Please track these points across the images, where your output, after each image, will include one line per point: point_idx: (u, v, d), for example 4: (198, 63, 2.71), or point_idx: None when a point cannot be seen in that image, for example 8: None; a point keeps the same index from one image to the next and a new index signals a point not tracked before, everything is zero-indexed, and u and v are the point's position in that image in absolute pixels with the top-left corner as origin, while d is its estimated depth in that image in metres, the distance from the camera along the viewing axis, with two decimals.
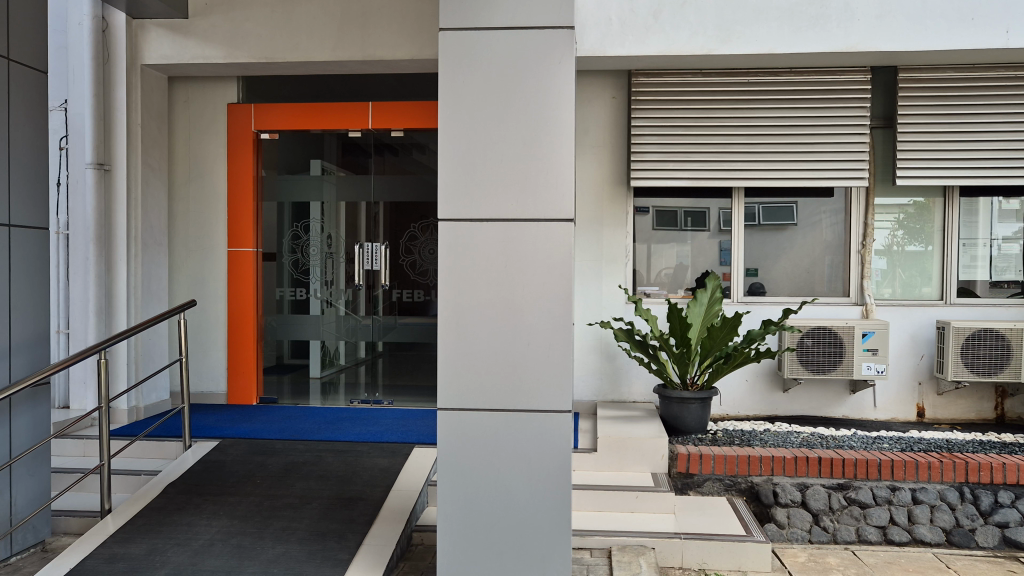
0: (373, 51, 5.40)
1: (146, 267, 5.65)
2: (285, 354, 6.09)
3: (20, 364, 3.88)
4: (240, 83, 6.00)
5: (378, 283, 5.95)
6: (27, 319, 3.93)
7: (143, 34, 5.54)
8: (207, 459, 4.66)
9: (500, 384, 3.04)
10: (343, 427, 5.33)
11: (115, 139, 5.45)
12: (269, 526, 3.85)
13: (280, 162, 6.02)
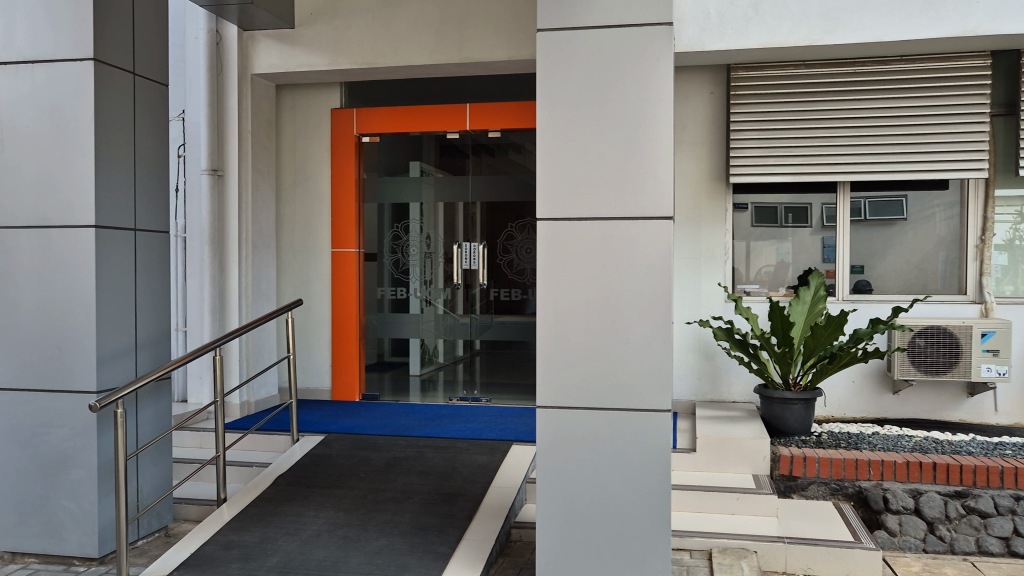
0: (471, 53, 5.47)
1: (257, 268, 5.90)
2: (386, 351, 6.25)
3: (145, 360, 4.12)
4: (342, 88, 6.18)
5: (476, 282, 6.03)
6: (151, 317, 4.17)
7: (253, 44, 5.79)
8: (314, 453, 4.83)
9: (599, 382, 3.04)
10: (443, 423, 5.43)
11: (227, 145, 5.71)
12: (373, 518, 3.96)
13: (381, 164, 6.18)
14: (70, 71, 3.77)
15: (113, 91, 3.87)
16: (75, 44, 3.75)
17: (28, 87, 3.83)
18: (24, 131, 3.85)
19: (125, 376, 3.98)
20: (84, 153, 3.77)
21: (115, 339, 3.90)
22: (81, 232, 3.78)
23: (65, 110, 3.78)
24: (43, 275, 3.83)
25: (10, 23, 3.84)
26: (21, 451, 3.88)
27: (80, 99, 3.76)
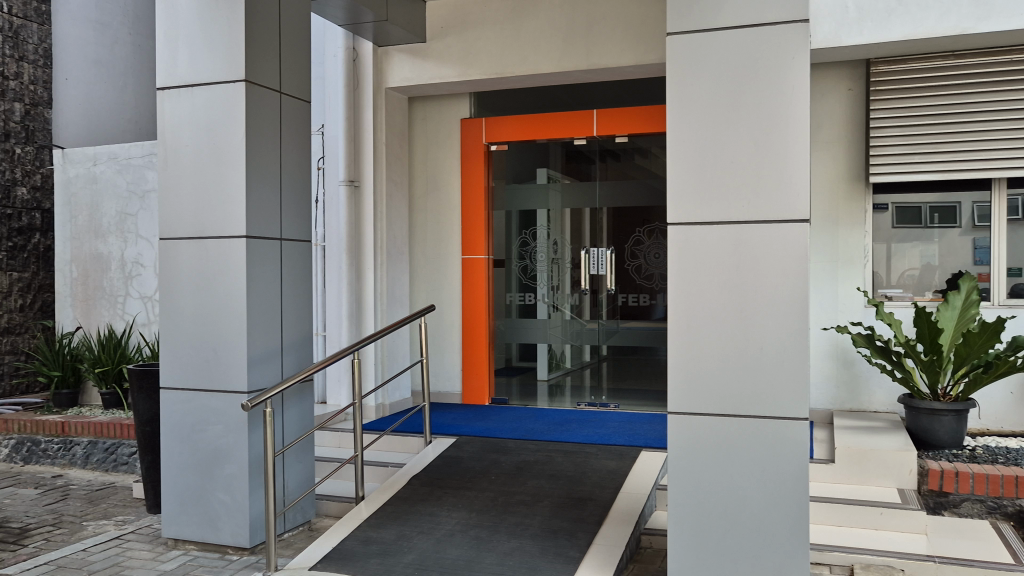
0: (598, 59, 5.49)
1: (391, 274, 6.12)
2: (513, 356, 6.33)
3: (290, 363, 4.36)
4: (471, 98, 6.32)
5: (604, 287, 6.03)
6: (295, 321, 4.40)
7: (388, 60, 6.03)
8: (446, 455, 4.96)
9: (733, 389, 2.98)
10: (571, 428, 5.45)
11: (364, 157, 5.96)
12: (504, 520, 4.03)
13: (509, 172, 6.28)
14: (225, 92, 4.04)
15: (262, 109, 4.13)
16: (229, 67, 4.02)
17: (188, 108, 4.14)
18: (184, 149, 4.15)
19: (273, 378, 4.22)
20: (236, 169, 4.03)
21: (264, 342, 4.15)
22: (234, 242, 4.04)
23: (220, 128, 4.06)
24: (201, 282, 4.12)
25: (173, 50, 4.16)
26: (181, 446, 4.19)
27: (233, 118, 4.03)
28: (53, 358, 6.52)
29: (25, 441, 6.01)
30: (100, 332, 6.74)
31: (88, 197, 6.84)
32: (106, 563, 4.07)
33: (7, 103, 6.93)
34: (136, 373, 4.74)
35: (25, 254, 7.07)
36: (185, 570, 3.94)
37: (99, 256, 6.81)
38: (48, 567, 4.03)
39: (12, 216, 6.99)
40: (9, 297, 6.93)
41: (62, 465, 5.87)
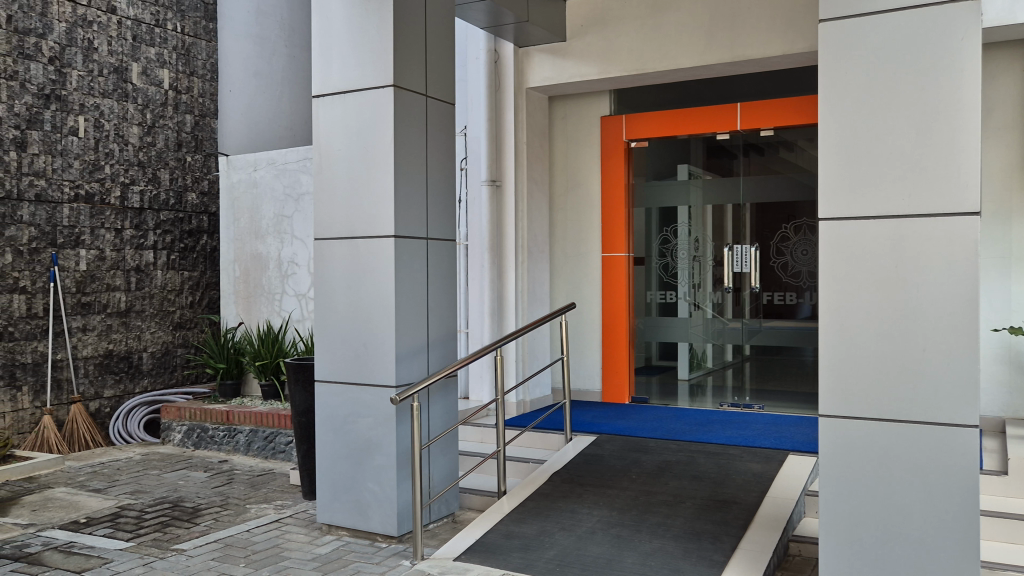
0: (743, 50, 5.34)
1: (531, 272, 6.20)
2: (653, 355, 6.26)
3: (436, 359, 4.49)
4: (611, 95, 6.28)
5: (747, 285, 5.85)
6: (440, 318, 4.53)
7: (528, 60, 6.09)
8: (587, 453, 4.96)
9: (891, 392, 2.83)
10: (714, 429, 5.33)
11: (505, 157, 6.06)
12: (646, 520, 3.99)
13: (649, 169, 6.22)
14: (374, 97, 4.21)
15: (409, 112, 4.27)
16: (379, 73, 4.19)
17: (340, 115, 4.33)
18: (337, 153, 4.34)
19: (420, 373, 4.37)
20: (385, 171, 4.19)
21: (411, 339, 4.29)
22: (383, 241, 4.20)
23: (370, 132, 4.23)
24: (352, 281, 4.31)
25: (327, 60, 4.37)
26: (334, 437, 4.40)
27: (382, 123, 4.19)
28: (219, 352, 7.04)
29: (195, 428, 6.49)
30: (261, 328, 7.17)
31: (250, 200, 7.30)
32: (267, 544, 4.33)
33: (180, 115, 7.51)
34: (293, 365, 5.02)
35: (195, 254, 7.65)
36: (338, 554, 4.14)
37: (259, 256, 7.25)
38: (216, 545, 4.33)
39: (184, 220, 7.56)
40: (182, 294, 7.51)
41: (227, 451, 6.30)
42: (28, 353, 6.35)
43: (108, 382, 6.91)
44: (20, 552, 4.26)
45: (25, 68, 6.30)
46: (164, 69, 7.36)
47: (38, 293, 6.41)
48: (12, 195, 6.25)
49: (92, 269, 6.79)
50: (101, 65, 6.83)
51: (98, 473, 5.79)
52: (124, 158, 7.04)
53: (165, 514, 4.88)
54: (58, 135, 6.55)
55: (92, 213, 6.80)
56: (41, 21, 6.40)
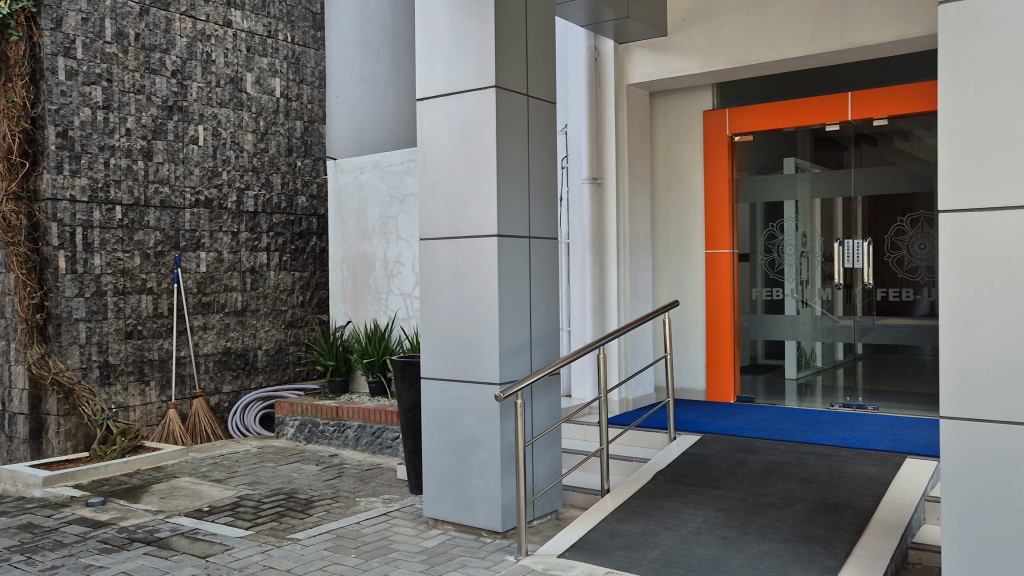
0: (854, 37, 5.15)
1: (633, 270, 6.16)
2: (759, 353, 6.12)
3: (538, 357, 4.53)
4: (714, 89, 6.17)
5: (859, 281, 5.63)
6: (543, 316, 4.56)
7: (629, 57, 6.05)
8: (691, 452, 4.90)
9: (1021, 393, 2.67)
10: (825, 430, 5.16)
11: (606, 155, 6.04)
12: (753, 522, 3.90)
13: (753, 163, 6.08)
14: (477, 98, 4.27)
15: (512, 112, 4.32)
16: (481, 74, 4.25)
17: (444, 116, 4.41)
18: (441, 154, 4.43)
19: (523, 370, 4.41)
20: (488, 172, 4.25)
21: (515, 337, 4.34)
22: (487, 241, 4.26)
23: (473, 134, 4.29)
24: (456, 281, 4.39)
25: (431, 64, 4.45)
26: (439, 433, 4.49)
27: (485, 123, 4.25)
28: (329, 350, 7.30)
29: (307, 423, 6.74)
30: (368, 326, 7.39)
31: (356, 202, 7.52)
32: (377, 536, 4.46)
33: (291, 121, 7.81)
34: (399, 363, 5.16)
35: (306, 255, 7.94)
36: (444, 547, 4.23)
37: (366, 256, 7.46)
38: (329, 535, 4.50)
39: (295, 222, 7.85)
40: (293, 294, 7.80)
41: (337, 445, 6.52)
42: (155, 350, 6.74)
43: (226, 378, 7.26)
44: (150, 536, 4.54)
45: (150, 82, 6.71)
46: (276, 78, 7.67)
47: (163, 294, 6.80)
48: (140, 202, 6.65)
49: (211, 271, 7.14)
50: (218, 76, 7.19)
51: (219, 464, 6.09)
52: (239, 165, 7.37)
53: (280, 504, 5.09)
54: (180, 144, 6.93)
55: (210, 218, 7.15)
56: (164, 37, 6.80)
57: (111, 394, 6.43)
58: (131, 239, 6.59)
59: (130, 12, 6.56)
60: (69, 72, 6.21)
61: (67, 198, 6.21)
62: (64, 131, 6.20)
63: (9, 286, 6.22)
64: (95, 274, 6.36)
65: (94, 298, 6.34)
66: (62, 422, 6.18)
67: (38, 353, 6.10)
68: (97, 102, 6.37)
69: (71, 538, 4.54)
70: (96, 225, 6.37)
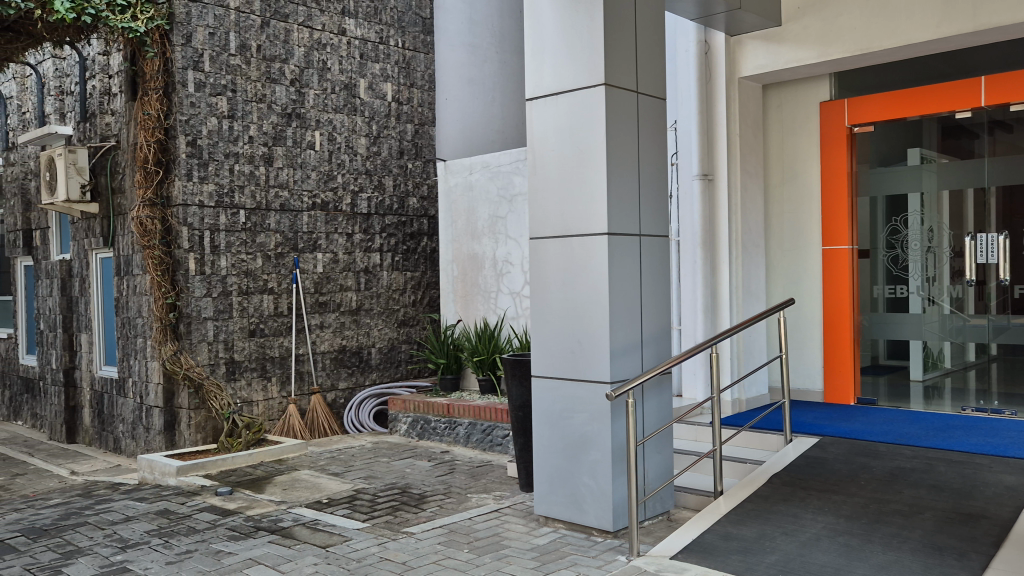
0: (987, 18, 4.84)
1: (746, 267, 6.02)
2: (881, 354, 5.85)
3: (649, 356, 4.48)
4: (832, 79, 5.94)
5: (992, 277, 5.32)
6: (654, 314, 4.52)
7: (741, 49, 5.92)
8: (808, 455, 4.74)
9: None
10: (955, 435, 4.89)
11: (717, 150, 5.91)
12: (878, 530, 3.74)
13: (875, 155, 5.83)
14: (586, 96, 4.27)
15: (622, 109, 4.30)
16: (591, 72, 4.24)
17: (553, 116, 4.43)
18: (551, 154, 4.44)
19: (634, 369, 4.38)
20: (598, 170, 4.24)
21: (625, 336, 4.31)
22: (597, 239, 4.25)
23: (583, 133, 4.29)
24: (567, 281, 4.39)
25: (540, 64, 4.47)
26: (550, 431, 4.50)
27: (594, 121, 4.24)
28: (439, 347, 7.46)
29: (419, 420, 6.89)
30: (477, 324, 7.49)
31: (466, 202, 7.62)
32: (488, 532, 4.52)
33: (402, 125, 8.01)
34: (510, 361, 5.20)
35: (417, 256, 8.13)
36: (555, 545, 4.24)
37: (475, 256, 7.57)
38: (442, 530, 4.59)
39: (406, 223, 8.05)
40: (405, 294, 8.01)
41: (448, 442, 6.63)
42: (276, 348, 7.03)
43: (342, 375, 7.51)
44: (274, 526, 4.75)
45: (271, 91, 7.01)
46: (388, 83, 7.89)
47: (284, 293, 7.09)
48: (262, 206, 6.96)
49: (327, 271, 7.41)
50: (334, 83, 7.45)
51: (336, 458, 6.31)
52: (353, 168, 7.61)
53: (395, 499, 5.23)
54: (299, 149, 7.21)
55: (327, 220, 7.41)
56: (284, 47, 7.09)
57: (237, 389, 6.76)
58: (254, 241, 6.90)
59: (253, 25, 6.88)
60: (198, 84, 6.56)
61: (197, 203, 6.56)
62: (194, 140, 6.55)
63: (146, 287, 6.64)
64: (221, 275, 6.69)
65: (220, 298, 6.67)
66: (193, 415, 6.53)
67: (171, 350, 6.48)
68: (223, 112, 6.71)
69: (203, 525, 4.80)
70: (222, 228, 6.70)
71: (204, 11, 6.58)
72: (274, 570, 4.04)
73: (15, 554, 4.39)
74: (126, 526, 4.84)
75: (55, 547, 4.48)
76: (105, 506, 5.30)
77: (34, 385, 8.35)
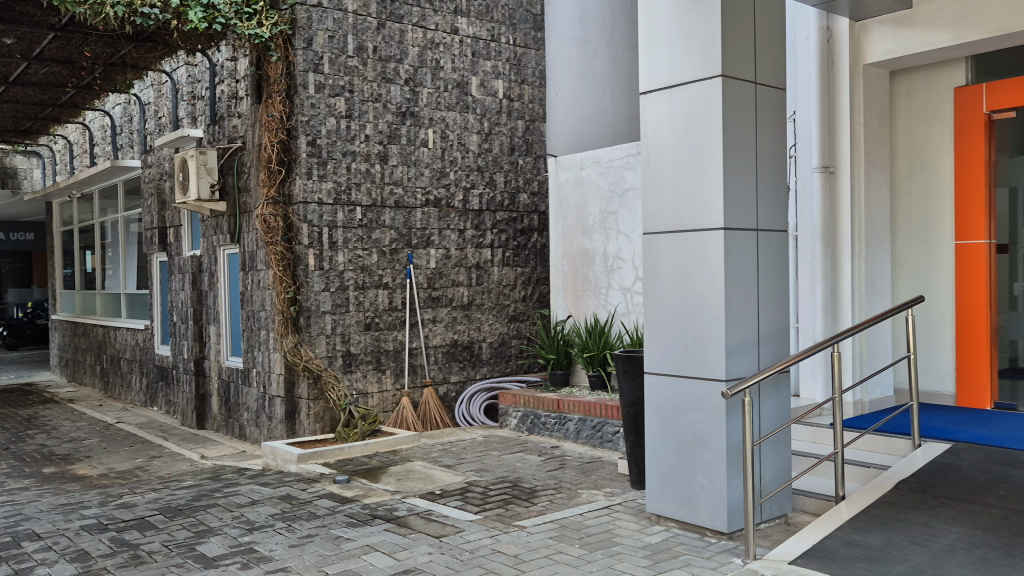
0: None
1: (870, 263, 5.75)
2: (1021, 356, 5.45)
3: (766, 354, 4.35)
4: (968, 63, 5.60)
5: None
6: (772, 311, 4.38)
7: (867, 34, 5.65)
8: (940, 461, 4.49)
9: None
10: None
11: (840, 141, 5.68)
12: (1019, 544, 3.50)
13: (1016, 143, 5.45)
14: (703, 88, 4.17)
15: (740, 100, 4.18)
16: (708, 63, 4.14)
17: (668, 109, 4.35)
18: (665, 148, 4.37)
19: (751, 368, 4.26)
20: (714, 163, 4.14)
21: (742, 333, 4.20)
22: (713, 235, 4.15)
23: (698, 126, 4.20)
24: (681, 277, 4.32)
25: (654, 56, 4.40)
26: (663, 428, 4.44)
27: (711, 113, 4.14)
28: (550, 343, 7.47)
29: (530, 414, 6.92)
30: (588, 321, 7.47)
31: (577, 198, 7.60)
32: (600, 528, 4.50)
33: (513, 121, 8.07)
34: (622, 357, 5.16)
35: (527, 251, 8.17)
36: (668, 545, 4.18)
37: (586, 252, 7.54)
38: (553, 524, 4.59)
39: (517, 219, 8.10)
40: (515, 289, 8.08)
41: (558, 437, 6.64)
42: (390, 341, 7.22)
43: (453, 368, 7.63)
44: (390, 514, 4.88)
45: (387, 90, 7.19)
46: (499, 80, 7.96)
47: (398, 288, 7.27)
48: (378, 202, 7.15)
49: (440, 267, 7.55)
50: (447, 82, 7.58)
51: (448, 450, 6.42)
52: (466, 165, 7.72)
53: (507, 492, 5.27)
54: (413, 147, 7.37)
55: (439, 216, 7.54)
56: (398, 48, 7.26)
57: (353, 381, 6.98)
58: (370, 237, 7.10)
59: (369, 27, 7.07)
60: (318, 86, 6.79)
61: (317, 200, 6.79)
62: (314, 140, 6.79)
63: (269, 282, 6.93)
64: (339, 270, 6.91)
65: (338, 292, 6.90)
66: (312, 405, 6.77)
67: (292, 342, 6.76)
68: (341, 112, 6.92)
69: (323, 511, 4.98)
70: (340, 225, 6.92)
71: (324, 15, 6.80)
72: (391, 556, 4.15)
73: (154, 531, 4.68)
74: (252, 509, 5.08)
75: (189, 526, 4.75)
76: (233, 490, 5.58)
77: (168, 373, 8.87)
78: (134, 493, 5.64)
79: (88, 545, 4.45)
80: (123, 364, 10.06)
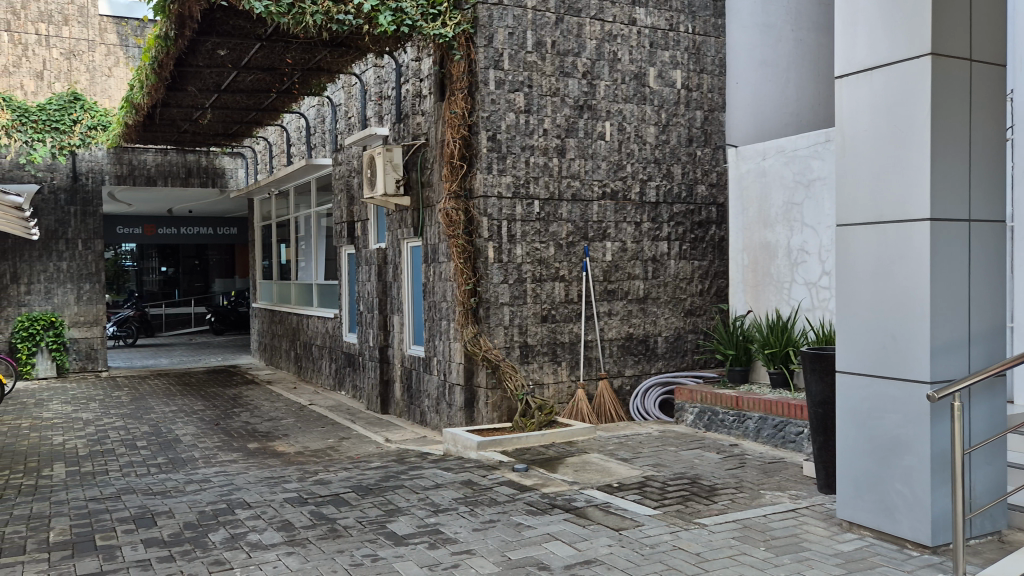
0: None
1: None
2: None
3: (978, 356, 4.01)
4: None
5: None
6: (985, 309, 4.03)
7: None
8: None
9: None
10: None
11: None
12: None
13: None
14: (908, 68, 3.90)
15: (951, 80, 3.88)
16: (915, 41, 3.86)
17: (867, 92, 4.10)
18: (864, 133, 4.12)
19: (960, 370, 3.94)
20: (920, 149, 3.86)
21: (951, 331, 3.90)
22: (918, 226, 3.87)
23: (903, 108, 3.93)
24: (880, 270, 4.05)
25: (853, 37, 4.16)
26: (858, 432, 4.19)
27: (918, 94, 3.86)
28: (728, 338, 7.27)
29: (708, 411, 6.76)
30: (771, 316, 7.22)
31: (759, 189, 7.35)
32: (786, 531, 4.33)
33: (691, 112, 7.89)
34: (809, 355, 4.94)
35: (704, 244, 7.98)
36: (862, 554, 3.95)
37: (769, 244, 7.27)
38: (736, 524, 4.47)
39: (695, 211, 7.92)
40: (692, 283, 7.91)
41: (737, 436, 6.46)
42: (566, 333, 7.27)
43: (628, 362, 7.59)
44: (569, 505, 4.92)
45: (565, 84, 7.24)
46: (678, 70, 7.81)
47: (574, 281, 7.31)
48: (555, 196, 7.22)
49: (616, 260, 7.52)
50: (624, 73, 7.52)
51: (624, 444, 6.40)
52: (643, 157, 7.64)
53: (685, 489, 5.18)
54: (590, 140, 7.38)
55: (616, 209, 7.51)
56: (577, 41, 7.29)
57: (530, 371, 7.10)
58: (547, 230, 7.18)
59: (548, 22, 7.15)
60: (498, 82, 6.94)
61: (497, 194, 6.95)
62: (494, 135, 6.94)
63: (450, 274, 7.15)
64: (517, 263, 7.04)
65: (516, 284, 7.04)
66: (490, 395, 6.92)
67: (472, 333, 6.91)
68: (520, 107, 7.04)
69: (503, 497, 5.10)
70: (518, 218, 7.05)
71: (504, 13, 6.95)
72: (571, 546, 4.19)
73: (348, 507, 4.97)
74: (437, 492, 5.28)
75: (379, 505, 5.00)
76: (418, 472, 5.83)
77: (355, 359, 9.39)
78: (329, 471, 6.02)
79: (291, 516, 4.79)
80: (314, 349, 10.76)
